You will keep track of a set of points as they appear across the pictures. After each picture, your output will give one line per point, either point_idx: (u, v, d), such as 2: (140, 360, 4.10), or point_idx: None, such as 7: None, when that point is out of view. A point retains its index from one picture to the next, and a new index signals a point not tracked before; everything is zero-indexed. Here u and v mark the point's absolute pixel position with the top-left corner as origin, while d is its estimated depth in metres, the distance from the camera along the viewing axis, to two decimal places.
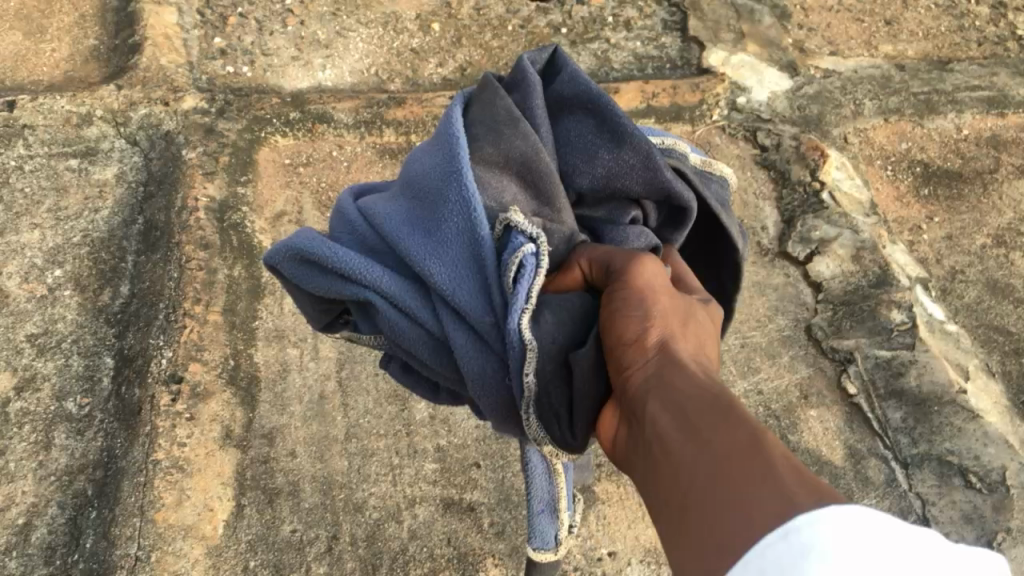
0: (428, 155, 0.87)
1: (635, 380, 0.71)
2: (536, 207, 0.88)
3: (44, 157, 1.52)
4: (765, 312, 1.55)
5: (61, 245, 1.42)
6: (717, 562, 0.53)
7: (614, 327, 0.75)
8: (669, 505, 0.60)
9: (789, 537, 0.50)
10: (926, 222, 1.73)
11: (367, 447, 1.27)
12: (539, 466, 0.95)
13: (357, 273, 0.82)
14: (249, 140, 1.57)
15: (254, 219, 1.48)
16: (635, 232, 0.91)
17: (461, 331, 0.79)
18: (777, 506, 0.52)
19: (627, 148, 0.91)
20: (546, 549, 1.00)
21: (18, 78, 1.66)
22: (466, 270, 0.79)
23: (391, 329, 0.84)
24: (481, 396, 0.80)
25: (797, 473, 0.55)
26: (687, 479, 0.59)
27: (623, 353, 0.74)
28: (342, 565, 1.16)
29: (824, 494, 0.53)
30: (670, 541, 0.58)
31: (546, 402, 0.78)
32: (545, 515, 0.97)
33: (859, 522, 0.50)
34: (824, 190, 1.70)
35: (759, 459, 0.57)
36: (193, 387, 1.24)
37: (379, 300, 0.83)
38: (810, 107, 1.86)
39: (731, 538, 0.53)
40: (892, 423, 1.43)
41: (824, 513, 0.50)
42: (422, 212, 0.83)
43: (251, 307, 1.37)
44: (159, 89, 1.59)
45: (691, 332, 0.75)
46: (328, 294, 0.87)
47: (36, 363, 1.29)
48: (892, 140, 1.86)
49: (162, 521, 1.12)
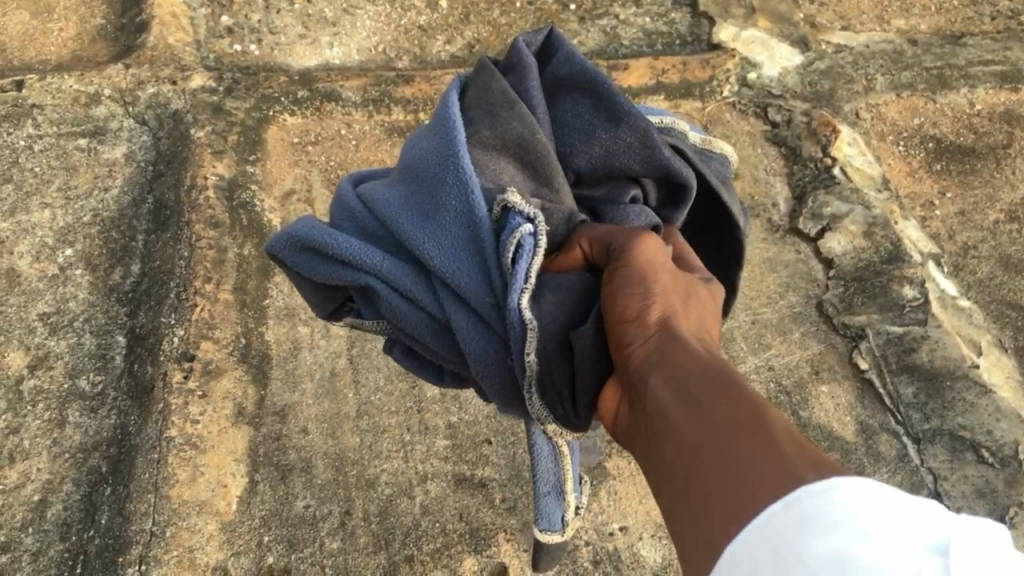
0: (425, 140, 0.87)
1: (637, 357, 0.70)
2: (534, 187, 0.88)
3: (53, 137, 1.52)
4: (776, 289, 1.54)
5: (71, 225, 1.42)
6: (720, 535, 0.54)
7: (614, 303, 0.74)
8: (672, 479, 0.61)
9: (791, 510, 0.52)
10: (939, 198, 1.72)
11: (378, 424, 1.27)
12: (545, 449, 0.95)
13: (359, 259, 0.83)
14: (258, 119, 1.57)
15: (263, 198, 1.48)
16: (635, 211, 0.91)
17: (462, 313, 0.79)
18: (780, 479, 0.54)
19: (624, 127, 0.91)
20: (553, 530, 1.00)
21: (26, 57, 1.65)
22: (465, 252, 0.79)
23: (393, 313, 0.84)
24: (484, 378, 0.80)
25: (798, 446, 0.56)
26: (689, 453, 0.60)
27: (624, 330, 0.73)
28: (355, 540, 1.16)
29: (825, 466, 0.55)
30: (672, 512, 0.60)
31: (548, 381, 0.78)
32: (550, 497, 0.98)
33: (865, 494, 0.51)
34: (835, 166, 1.69)
35: (761, 433, 0.57)
36: (205, 365, 1.24)
37: (380, 285, 0.83)
38: (821, 82, 1.85)
39: (735, 511, 0.55)
40: (904, 399, 1.42)
41: (826, 486, 0.52)
42: (421, 195, 0.83)
43: (261, 285, 1.38)
44: (167, 68, 1.59)
45: (693, 308, 0.75)
46: (330, 282, 0.87)
47: (49, 342, 1.30)
48: (904, 116, 1.84)
49: (176, 497, 1.13)
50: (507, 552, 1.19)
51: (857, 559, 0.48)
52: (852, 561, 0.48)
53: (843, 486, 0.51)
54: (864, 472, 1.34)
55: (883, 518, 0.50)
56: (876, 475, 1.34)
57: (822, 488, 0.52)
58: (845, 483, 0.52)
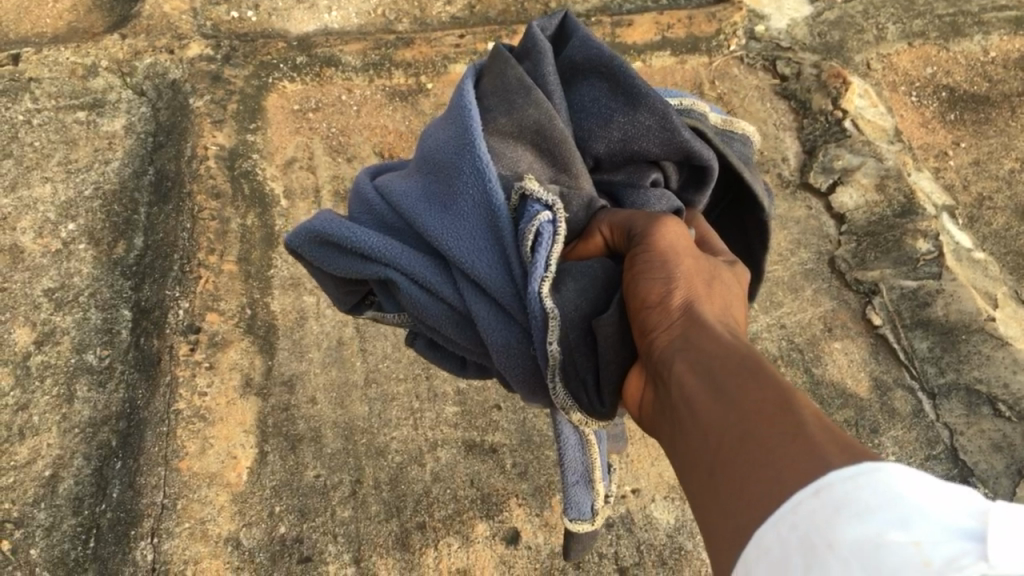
0: (442, 130, 0.85)
1: (660, 343, 0.68)
2: (553, 173, 0.85)
3: (51, 110, 1.50)
4: (787, 246, 1.52)
5: (73, 199, 1.40)
6: (747, 524, 0.51)
7: (636, 290, 0.72)
8: (698, 469, 0.58)
9: (822, 495, 0.48)
10: (953, 148, 1.69)
11: (387, 392, 1.27)
12: (572, 438, 0.91)
13: (376, 251, 0.81)
14: (257, 87, 1.55)
15: (265, 166, 1.47)
16: (656, 195, 0.88)
17: (483, 305, 0.77)
18: (807, 466, 0.50)
19: (643, 110, 0.87)
20: (584, 520, 0.93)
21: (21, 31, 1.63)
22: (483, 240, 0.77)
23: (413, 304, 0.82)
24: (507, 370, 0.77)
25: (829, 430, 0.53)
26: (714, 443, 0.57)
27: (647, 316, 0.71)
28: (367, 508, 1.16)
29: (859, 452, 0.51)
30: (700, 502, 0.57)
31: (572, 369, 0.75)
32: (580, 486, 0.92)
33: (903, 481, 0.46)
34: (846, 119, 1.66)
35: (790, 419, 0.54)
36: (211, 337, 1.23)
37: (399, 277, 0.81)
38: (831, 33, 1.81)
39: (760, 499, 0.51)
40: (918, 353, 1.40)
41: (858, 469, 0.48)
42: (439, 186, 0.81)
43: (266, 254, 1.37)
44: (163, 37, 1.56)
45: (716, 293, 0.73)
46: (350, 275, 0.86)
47: (54, 317, 1.28)
48: (916, 65, 1.81)
49: (187, 470, 1.12)
50: (519, 517, 1.19)
51: (893, 544, 0.43)
52: (887, 546, 0.43)
53: (874, 468, 0.47)
54: (878, 430, 1.31)
55: (919, 499, 0.45)
56: (891, 432, 1.32)
57: (854, 472, 0.48)
58: (877, 466, 0.47)
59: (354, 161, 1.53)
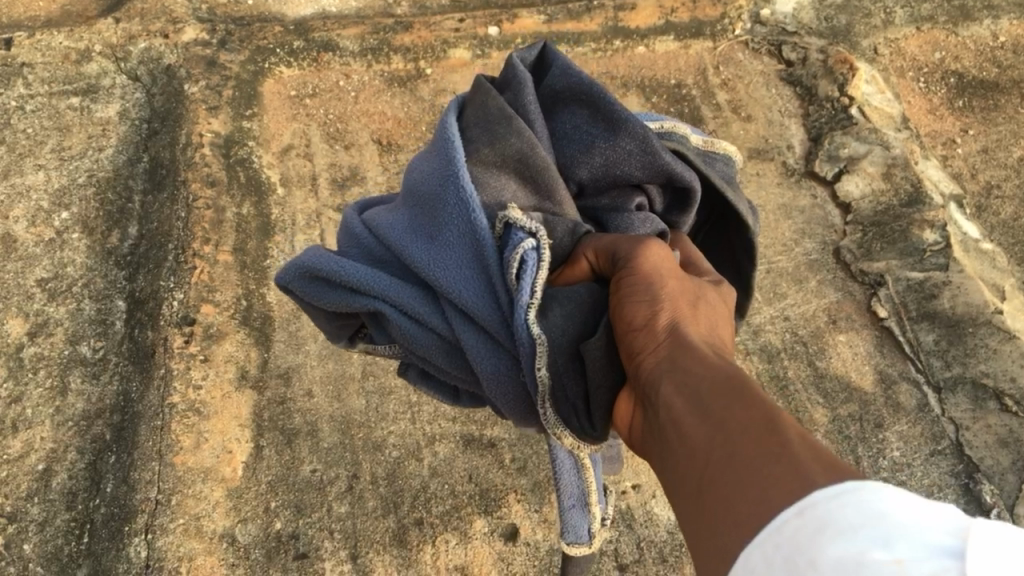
0: (427, 161, 0.83)
1: (647, 362, 0.66)
2: (536, 202, 0.83)
3: (44, 96, 1.47)
4: (791, 236, 1.50)
5: (66, 187, 1.38)
6: (733, 544, 0.50)
7: (621, 311, 0.71)
8: (685, 489, 0.56)
9: (806, 514, 0.47)
10: (961, 135, 1.67)
11: (385, 385, 1.25)
12: (566, 461, 0.88)
13: (364, 284, 0.79)
14: (253, 72, 1.53)
15: (261, 153, 1.46)
16: (640, 219, 0.87)
17: (472, 334, 0.75)
18: (789, 483, 0.49)
19: (623, 135, 0.85)
20: (581, 543, 0.92)
21: (14, 14, 1.61)
22: (470, 271, 0.75)
23: (404, 336, 0.80)
24: (499, 398, 0.75)
25: (814, 449, 0.51)
26: (700, 462, 0.56)
27: (633, 336, 0.69)
28: (364, 504, 1.15)
29: (844, 471, 0.49)
30: (687, 524, 0.55)
31: (562, 396, 0.73)
32: (575, 510, 0.90)
33: (886, 500, 0.45)
34: (852, 106, 1.62)
35: (773, 436, 0.53)
36: (206, 328, 1.21)
37: (389, 309, 0.78)
38: (838, 18, 1.78)
39: (746, 517, 0.50)
40: (924, 346, 1.37)
41: (841, 488, 0.47)
42: (424, 217, 0.79)
43: (262, 245, 1.35)
44: (158, 21, 1.53)
45: (702, 314, 0.71)
46: (340, 308, 0.83)
47: (48, 308, 1.26)
48: (924, 50, 1.79)
49: (181, 464, 1.10)
50: (518, 513, 1.17)
51: (874, 562, 0.42)
52: (868, 565, 0.42)
53: (858, 487, 0.46)
54: (884, 424, 1.29)
55: (904, 519, 0.44)
56: (896, 426, 1.29)
57: (839, 491, 0.47)
58: (861, 485, 0.46)
59: (352, 148, 1.51)
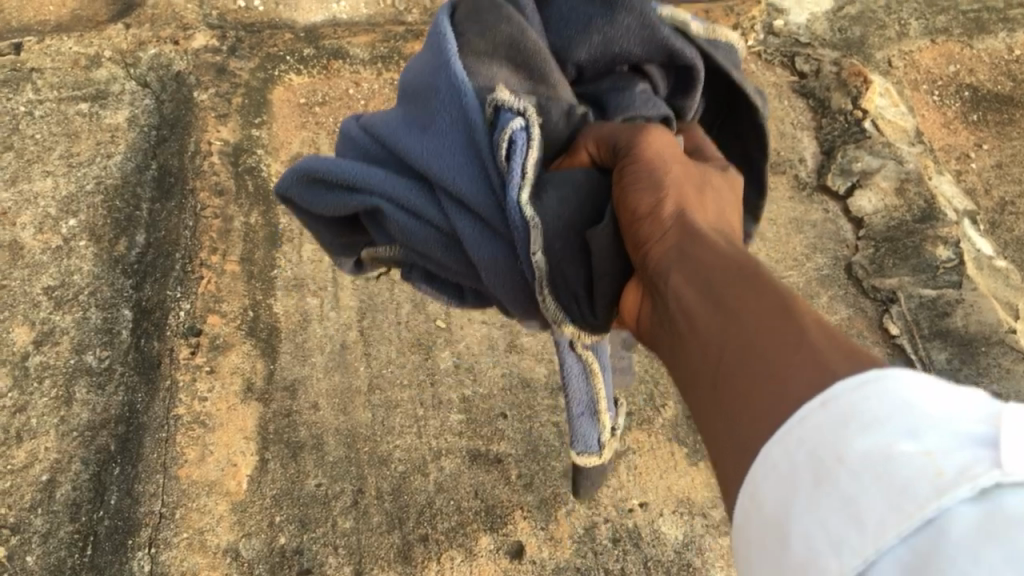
0: (420, 58, 0.83)
1: (655, 255, 0.64)
2: (530, 87, 0.81)
3: (53, 102, 1.45)
4: (803, 251, 1.48)
5: (74, 194, 1.36)
6: (752, 441, 0.49)
7: (625, 204, 0.68)
8: (699, 382, 0.55)
9: (828, 407, 0.45)
10: (975, 150, 1.70)
11: (391, 398, 1.24)
12: (575, 367, 0.86)
13: (360, 180, 0.80)
14: (263, 79, 1.52)
15: (270, 162, 1.44)
16: (643, 98, 0.82)
17: (466, 221, 0.75)
18: (811, 375, 0.48)
19: (621, 10, 0.82)
20: (590, 451, 0.94)
21: (24, 18, 1.59)
22: (462, 156, 0.75)
23: (402, 232, 0.80)
24: (496, 286, 0.75)
25: (831, 337, 0.50)
26: (716, 358, 0.54)
27: (639, 229, 0.67)
28: (368, 519, 1.14)
29: (864, 358, 0.48)
30: (702, 415, 0.54)
31: (561, 283, 0.72)
32: (584, 418, 0.89)
33: (913, 389, 0.44)
34: (865, 119, 1.60)
35: (790, 326, 0.51)
36: (212, 339, 1.22)
37: (385, 204, 0.79)
38: (851, 29, 1.76)
39: (765, 412, 0.48)
40: (936, 364, 1.35)
41: (865, 379, 0.45)
42: (417, 110, 0.80)
43: (269, 254, 1.34)
44: (168, 27, 1.53)
45: (710, 198, 0.69)
46: (340, 211, 0.84)
47: (54, 316, 1.24)
48: (939, 63, 1.78)
49: (186, 477, 1.11)
50: (524, 530, 1.17)
51: (902, 455, 0.41)
52: (896, 458, 0.41)
53: (881, 376, 0.45)
54: None
55: (931, 409, 0.43)
56: None
57: (862, 382, 0.45)
58: (885, 373, 0.45)
59: None
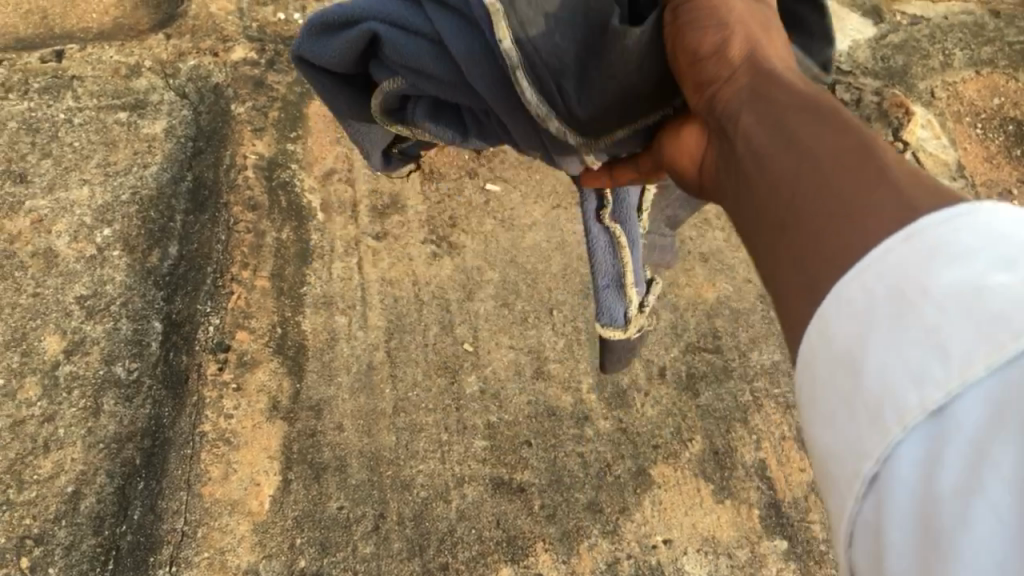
0: None
1: (729, 107, 0.68)
2: None
3: (92, 110, 1.44)
4: None
5: (109, 204, 1.35)
6: (824, 271, 0.51)
7: (686, 43, 0.73)
8: (768, 223, 0.58)
9: (914, 241, 0.48)
10: (1017, 186, 1.65)
11: (415, 422, 1.24)
12: (601, 239, 1.03)
13: (358, 9, 0.83)
14: (299, 93, 1.51)
15: (304, 177, 1.43)
16: None
17: (447, 23, 0.78)
18: (889, 209, 0.50)
19: None
20: (615, 325, 1.08)
21: (67, 25, 1.61)
22: None
23: (394, 52, 0.83)
24: (474, 81, 0.79)
25: (913, 176, 0.52)
26: (788, 196, 0.56)
27: (704, 69, 0.72)
28: (389, 545, 1.15)
29: (945, 195, 0.50)
30: (770, 249, 0.57)
31: (538, 67, 0.76)
32: (608, 287, 1.05)
33: (1001, 223, 0.46)
34: (905, 152, 1.58)
35: (869, 167, 0.53)
36: (241, 356, 1.22)
37: (376, 26, 0.82)
38: (895, 57, 1.73)
39: (842, 243, 0.51)
40: None
41: (955, 214, 0.47)
42: None
43: (299, 271, 1.33)
44: (208, 38, 1.53)
45: (772, 39, 0.74)
46: (338, 60, 0.87)
47: (85, 326, 1.24)
48: (983, 95, 1.75)
49: (208, 495, 1.12)
50: (546, 562, 1.18)
51: (995, 288, 0.43)
52: (988, 290, 0.44)
53: (972, 211, 0.47)
54: None
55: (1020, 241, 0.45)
56: None
57: (952, 217, 0.47)
58: (977, 208, 0.47)
59: None
